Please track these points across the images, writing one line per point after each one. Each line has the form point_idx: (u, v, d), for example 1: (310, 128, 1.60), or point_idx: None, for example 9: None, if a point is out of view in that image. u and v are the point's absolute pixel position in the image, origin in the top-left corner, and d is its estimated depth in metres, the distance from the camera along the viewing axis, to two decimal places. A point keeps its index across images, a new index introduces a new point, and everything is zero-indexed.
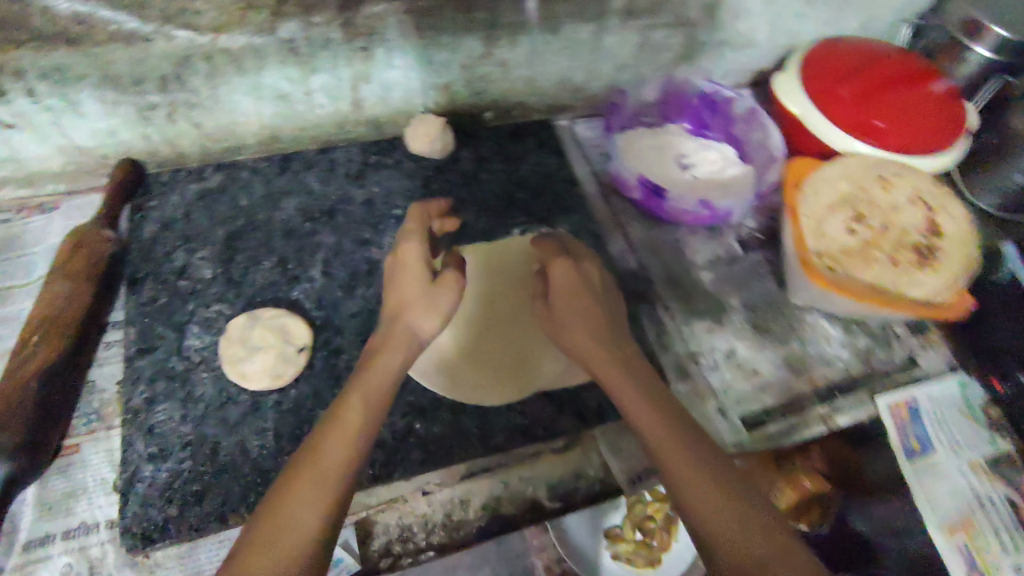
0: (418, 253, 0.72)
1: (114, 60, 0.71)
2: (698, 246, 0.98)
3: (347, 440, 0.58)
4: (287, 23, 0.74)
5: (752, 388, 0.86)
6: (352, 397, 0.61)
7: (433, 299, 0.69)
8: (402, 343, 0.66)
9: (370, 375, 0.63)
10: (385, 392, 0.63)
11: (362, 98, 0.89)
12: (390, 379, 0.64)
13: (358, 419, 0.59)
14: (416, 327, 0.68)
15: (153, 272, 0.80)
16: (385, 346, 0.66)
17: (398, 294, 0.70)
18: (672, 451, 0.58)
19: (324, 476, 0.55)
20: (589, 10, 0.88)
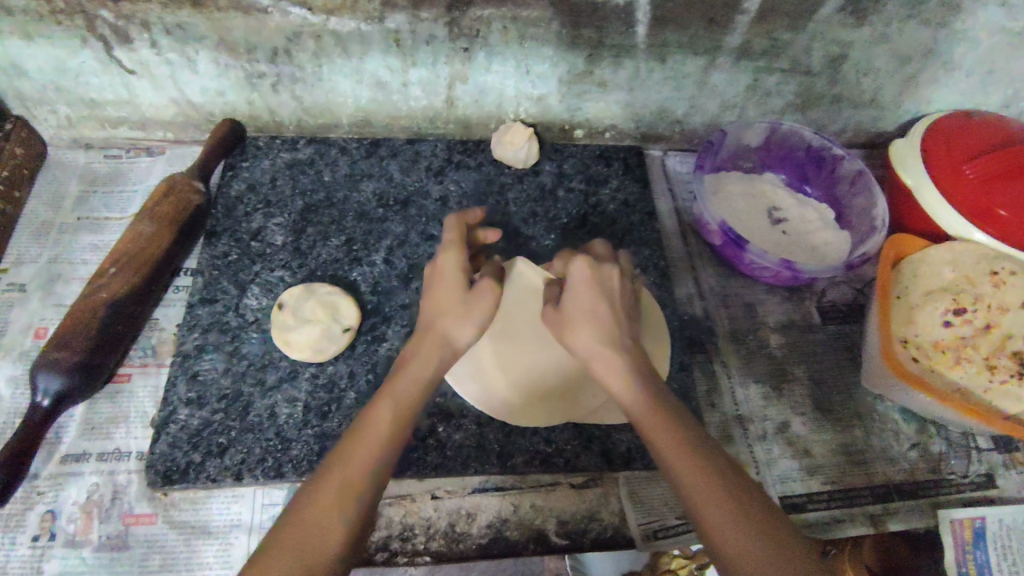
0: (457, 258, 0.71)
1: (233, 26, 0.77)
2: (772, 306, 0.91)
3: (374, 447, 0.56)
4: (395, 14, 0.77)
5: (798, 468, 0.80)
6: (381, 403, 0.60)
7: (472, 309, 0.67)
8: (434, 350, 0.65)
9: (398, 383, 0.62)
10: (414, 401, 0.62)
11: (456, 96, 0.91)
12: (421, 387, 0.63)
13: (385, 427, 0.58)
14: (452, 335, 0.66)
15: (231, 228, 0.84)
16: (418, 351, 0.65)
17: (436, 299, 0.69)
18: (721, 524, 0.51)
19: (348, 483, 0.54)
20: (700, 44, 0.85)
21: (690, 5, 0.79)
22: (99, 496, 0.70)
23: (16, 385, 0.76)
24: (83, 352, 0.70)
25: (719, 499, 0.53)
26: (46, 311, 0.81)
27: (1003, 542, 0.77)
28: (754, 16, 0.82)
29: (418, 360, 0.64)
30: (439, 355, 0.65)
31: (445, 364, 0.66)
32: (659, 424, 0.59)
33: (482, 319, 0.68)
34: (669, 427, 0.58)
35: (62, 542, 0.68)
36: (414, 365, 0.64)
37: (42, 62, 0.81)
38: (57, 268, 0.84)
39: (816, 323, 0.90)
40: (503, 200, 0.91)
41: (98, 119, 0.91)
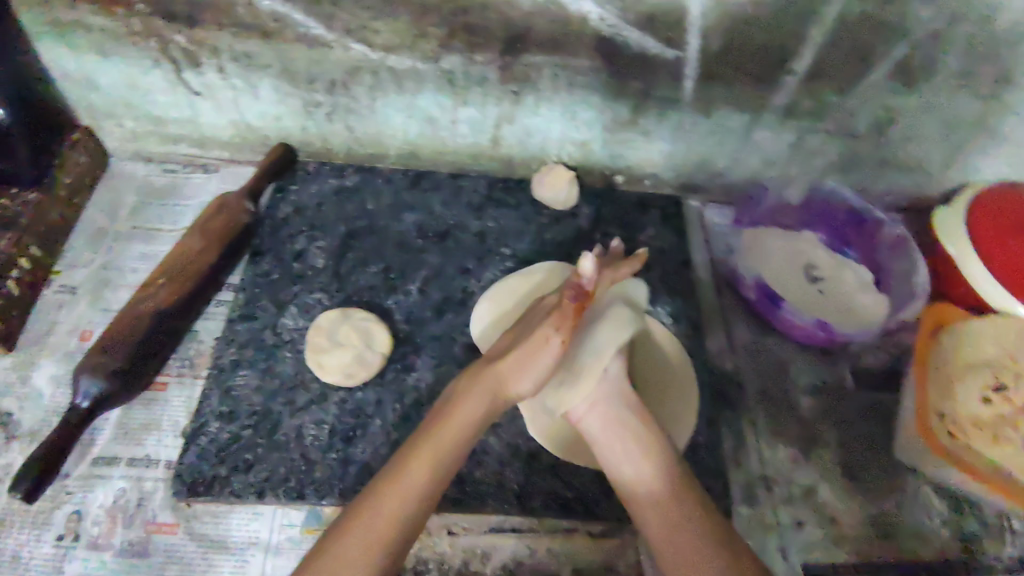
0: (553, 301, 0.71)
1: (296, 57, 0.82)
2: (804, 366, 0.90)
3: (405, 506, 0.58)
4: (450, 55, 0.81)
5: (825, 536, 0.78)
6: (423, 453, 0.62)
7: (528, 364, 0.68)
8: (486, 390, 0.68)
9: (441, 432, 0.64)
10: (457, 444, 0.64)
11: (502, 136, 0.93)
12: (465, 437, 0.65)
13: (418, 484, 0.60)
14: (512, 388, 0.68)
15: (275, 249, 0.87)
16: (473, 389, 0.67)
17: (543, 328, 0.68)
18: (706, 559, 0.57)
19: (368, 551, 0.55)
20: (746, 100, 0.86)
21: (736, 62, 0.81)
22: (125, 501, 0.71)
23: (58, 385, 0.79)
24: (125, 357, 0.72)
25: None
26: (93, 315, 0.84)
27: None
28: (800, 77, 0.83)
29: (471, 398, 0.67)
30: (482, 398, 0.67)
31: (494, 404, 0.68)
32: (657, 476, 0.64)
33: (539, 374, 0.68)
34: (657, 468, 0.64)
35: (85, 543, 0.69)
36: (463, 406, 0.66)
37: (116, 78, 0.87)
38: (107, 274, 0.87)
39: (850, 387, 0.89)
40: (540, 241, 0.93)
41: (160, 135, 0.95)
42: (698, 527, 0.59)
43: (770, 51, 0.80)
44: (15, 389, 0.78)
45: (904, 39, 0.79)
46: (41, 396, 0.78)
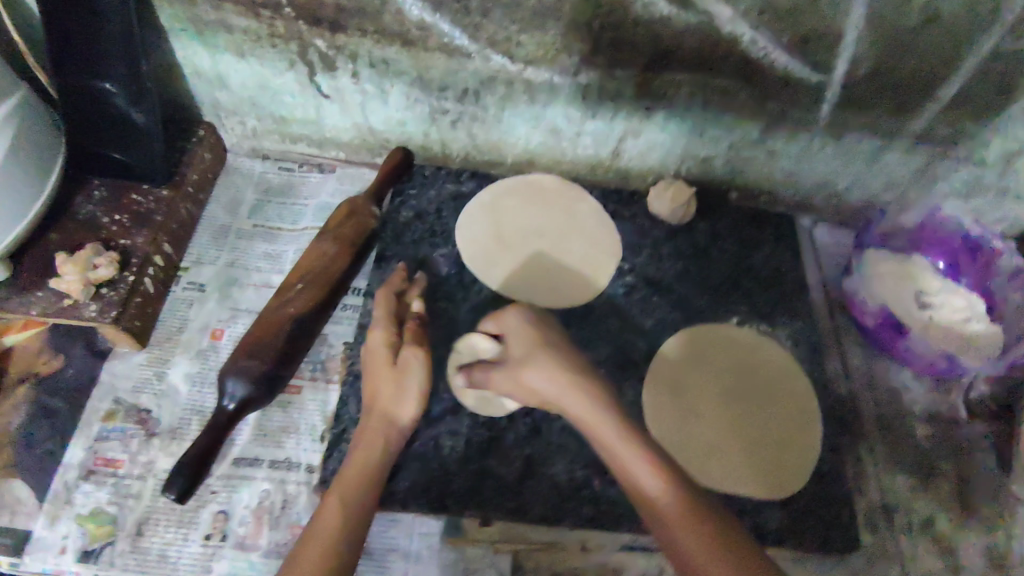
0: (383, 336, 0.74)
1: (433, 65, 0.81)
2: (917, 394, 0.90)
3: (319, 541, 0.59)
4: (590, 70, 0.80)
5: (942, 567, 0.79)
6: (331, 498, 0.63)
7: (406, 385, 0.71)
8: (378, 431, 0.69)
9: (346, 477, 0.65)
10: (362, 484, 0.65)
11: (623, 149, 0.93)
12: (365, 474, 0.66)
13: (332, 520, 0.60)
14: (395, 414, 0.70)
15: (400, 255, 0.88)
16: (362, 439, 0.68)
17: (384, 352, 0.73)
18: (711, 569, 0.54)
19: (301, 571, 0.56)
20: (881, 125, 0.85)
21: (881, 88, 0.80)
22: (270, 503, 0.73)
23: (194, 383, 0.80)
24: (269, 360, 0.74)
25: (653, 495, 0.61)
26: (223, 314, 0.85)
27: None
28: (942, 107, 0.82)
29: (362, 448, 0.68)
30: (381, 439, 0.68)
31: (391, 446, 0.69)
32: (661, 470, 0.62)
33: (417, 393, 0.71)
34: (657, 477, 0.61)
35: (232, 544, 0.71)
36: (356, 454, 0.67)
37: (246, 79, 0.86)
38: (233, 273, 0.88)
39: (964, 419, 0.88)
40: (657, 256, 0.93)
41: (279, 134, 0.95)
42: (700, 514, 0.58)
43: (917, 79, 0.79)
44: (152, 385, 0.79)
45: None
46: (178, 393, 0.79)
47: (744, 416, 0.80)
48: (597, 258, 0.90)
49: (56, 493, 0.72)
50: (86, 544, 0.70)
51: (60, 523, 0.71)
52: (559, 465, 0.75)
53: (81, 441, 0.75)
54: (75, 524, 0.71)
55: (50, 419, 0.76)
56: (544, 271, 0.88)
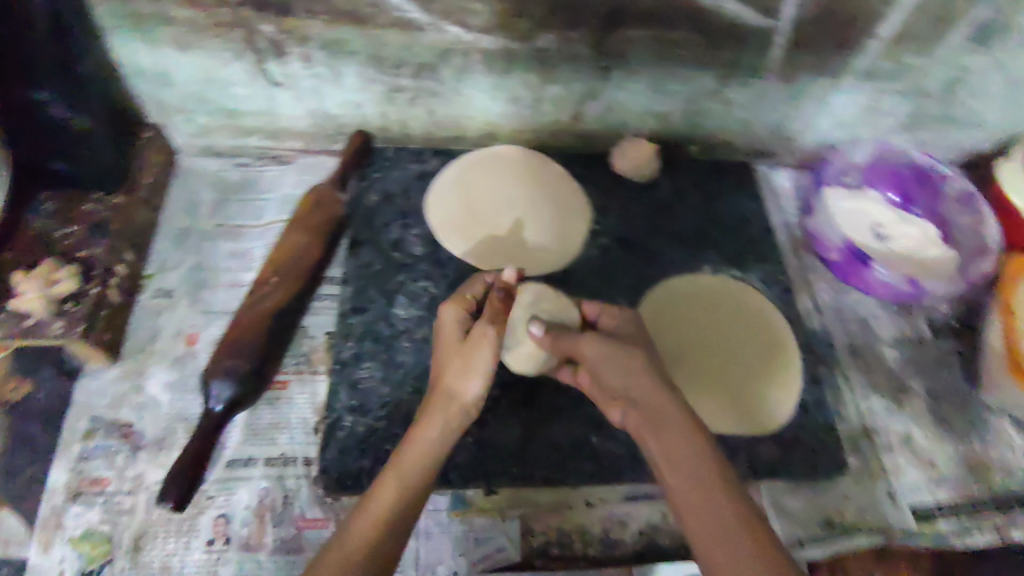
0: (455, 312, 0.69)
1: (387, 42, 0.80)
2: (884, 321, 0.94)
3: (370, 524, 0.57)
4: (546, 34, 0.80)
5: (926, 479, 0.82)
6: (387, 479, 0.60)
7: (471, 364, 0.64)
8: (442, 411, 0.64)
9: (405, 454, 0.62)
10: (423, 466, 0.61)
11: (584, 112, 0.93)
12: (425, 454, 0.62)
13: (384, 504, 0.59)
14: (459, 392, 0.65)
15: (373, 239, 0.86)
16: (427, 415, 0.64)
17: (452, 333, 0.69)
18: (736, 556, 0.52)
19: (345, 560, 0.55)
20: (829, 65, 0.88)
21: (826, 29, 0.83)
22: (270, 500, 0.71)
23: (175, 391, 0.77)
24: (253, 359, 0.72)
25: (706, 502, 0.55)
26: (195, 318, 0.82)
27: None
28: (885, 42, 0.85)
29: (427, 425, 0.63)
30: (443, 418, 0.64)
31: (453, 426, 0.64)
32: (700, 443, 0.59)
33: (484, 370, 0.64)
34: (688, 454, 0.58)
35: (236, 546, 0.69)
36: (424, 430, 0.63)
37: (191, 73, 0.83)
38: (200, 275, 0.86)
39: (930, 341, 0.93)
40: (626, 215, 0.94)
41: (232, 128, 0.92)
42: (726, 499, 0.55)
43: (858, 17, 0.81)
44: (130, 399, 0.76)
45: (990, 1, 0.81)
46: (159, 403, 0.76)
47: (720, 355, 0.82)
48: (566, 223, 0.91)
49: (45, 518, 0.70)
50: (84, 566, 0.67)
51: (53, 548, 0.68)
52: (557, 427, 0.76)
53: (63, 463, 0.73)
54: (70, 548, 0.68)
55: (29, 444, 0.74)
56: (514, 241, 0.87)
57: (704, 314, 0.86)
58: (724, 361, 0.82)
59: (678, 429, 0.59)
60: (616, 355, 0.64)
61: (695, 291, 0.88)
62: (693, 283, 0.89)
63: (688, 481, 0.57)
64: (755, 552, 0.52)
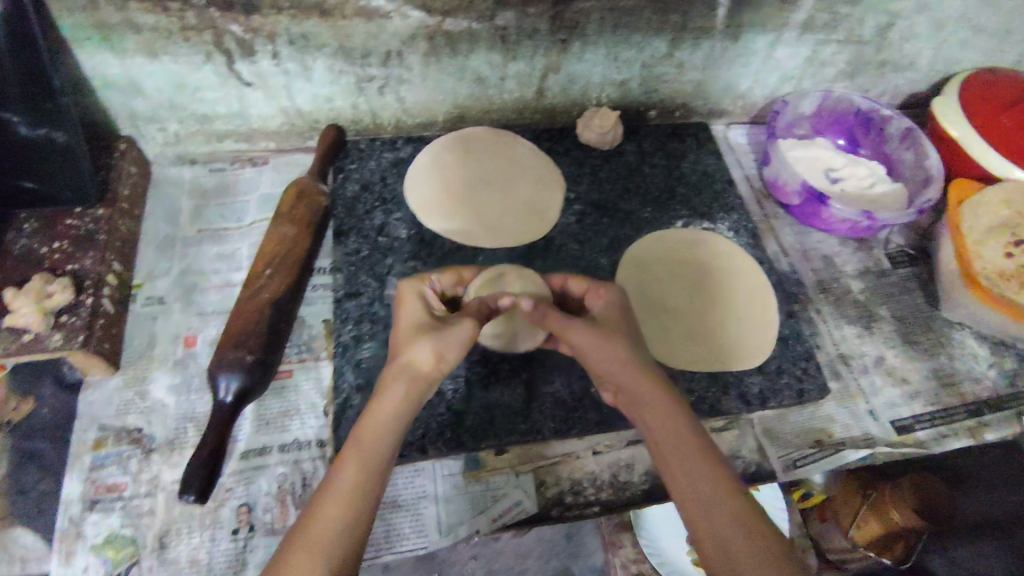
0: (413, 298, 0.71)
1: (353, 32, 0.83)
2: (847, 256, 1.01)
3: (335, 504, 0.56)
4: (505, 12, 0.84)
5: (901, 394, 0.89)
6: (346, 455, 0.59)
7: (445, 343, 0.65)
8: (399, 383, 0.63)
9: (365, 431, 0.60)
10: (378, 444, 0.60)
11: (547, 87, 0.97)
12: (384, 427, 0.61)
13: (347, 485, 0.57)
14: (413, 363, 0.64)
15: (357, 226, 0.88)
16: (383, 390, 0.63)
17: (411, 312, 0.69)
18: (712, 519, 0.56)
19: (318, 543, 0.54)
20: (771, 21, 0.93)
21: None
22: (290, 484, 0.73)
23: (180, 393, 0.78)
24: (257, 348, 0.74)
25: (683, 465, 0.60)
26: (191, 321, 0.83)
27: None
28: None
29: (381, 398, 0.63)
30: (405, 388, 0.63)
31: (413, 397, 0.63)
32: (681, 419, 0.63)
33: (457, 344, 0.65)
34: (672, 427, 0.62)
35: (262, 532, 0.71)
36: (379, 401, 0.63)
37: (162, 80, 0.84)
38: (190, 280, 0.86)
39: (889, 269, 1.00)
40: (597, 182, 0.98)
41: (205, 134, 0.94)
42: (707, 469, 0.59)
43: None
44: (135, 405, 0.77)
45: None
46: (166, 406, 0.77)
47: (696, 310, 0.87)
48: (542, 195, 0.95)
49: (64, 530, 0.70)
50: (111, 570, 0.68)
51: (76, 558, 0.68)
52: (557, 382, 0.79)
53: (76, 475, 0.73)
54: (93, 555, 0.69)
55: (37, 461, 0.75)
56: (495, 216, 0.91)
57: (678, 269, 0.90)
58: (703, 306, 0.87)
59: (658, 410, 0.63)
60: (603, 341, 0.67)
61: (664, 250, 0.92)
62: (663, 240, 0.93)
63: (670, 440, 0.61)
64: (732, 518, 0.56)
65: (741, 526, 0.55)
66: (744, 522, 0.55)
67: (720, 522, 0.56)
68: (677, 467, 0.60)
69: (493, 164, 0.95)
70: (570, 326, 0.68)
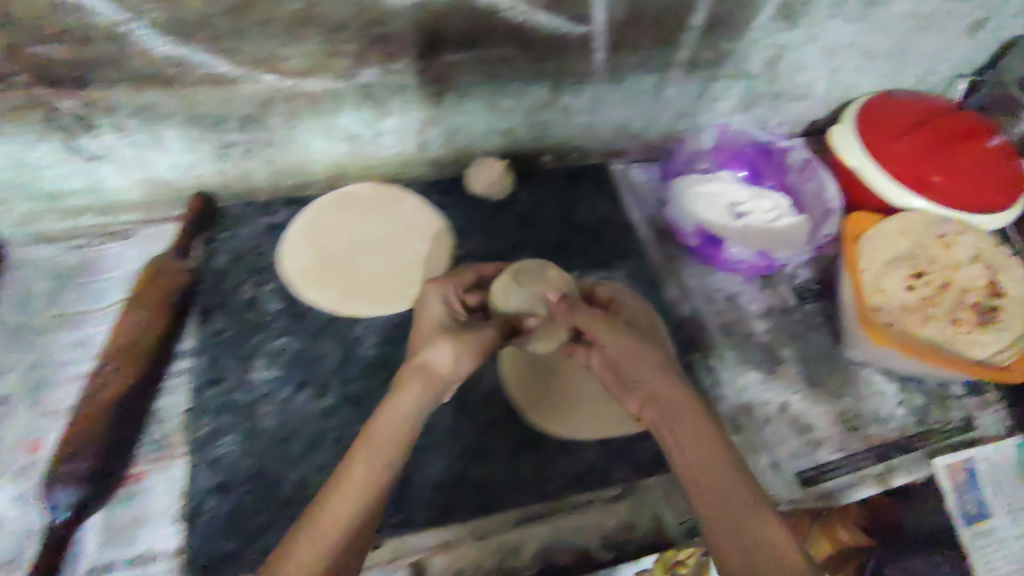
0: (439, 289, 0.67)
1: (202, 100, 0.77)
2: (751, 295, 0.98)
3: (346, 499, 0.55)
4: (366, 70, 0.79)
5: (805, 442, 0.86)
6: (358, 452, 0.57)
7: (465, 348, 0.61)
8: (418, 379, 0.60)
9: (378, 424, 0.58)
10: (395, 439, 0.58)
11: (428, 139, 0.92)
12: (395, 426, 0.58)
13: (361, 479, 0.56)
14: (432, 359, 0.60)
15: (223, 303, 0.83)
16: (401, 384, 0.60)
17: (435, 305, 0.66)
18: (736, 521, 0.53)
19: (325, 536, 0.54)
20: (654, 61, 0.90)
21: (641, 27, 0.84)
22: None
23: (20, 505, 0.72)
24: (93, 457, 0.68)
25: (707, 462, 0.57)
26: (34, 423, 0.76)
27: (991, 477, 0.86)
28: (699, 32, 0.88)
29: (404, 390, 0.60)
30: (422, 389, 0.59)
31: (430, 396, 0.60)
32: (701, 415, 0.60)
33: (472, 352, 0.62)
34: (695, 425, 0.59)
35: None
36: (394, 400, 0.59)
37: None
38: (39, 373, 0.80)
39: (794, 306, 0.97)
40: (488, 235, 0.94)
41: (59, 212, 0.87)
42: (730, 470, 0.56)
43: (671, 14, 0.83)
44: None
45: None
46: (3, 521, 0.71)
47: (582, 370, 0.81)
48: (426, 253, 0.90)
49: None
50: None
51: None
52: (432, 464, 0.75)
53: None
54: None
55: None
56: (375, 283, 0.86)
57: None
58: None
59: (695, 419, 0.60)
60: (633, 347, 0.64)
61: None
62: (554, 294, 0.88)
63: (696, 437, 0.58)
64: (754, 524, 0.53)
65: (760, 534, 0.53)
66: (763, 527, 0.53)
67: (742, 526, 0.53)
68: (703, 462, 0.57)
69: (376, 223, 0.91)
70: (602, 327, 0.65)
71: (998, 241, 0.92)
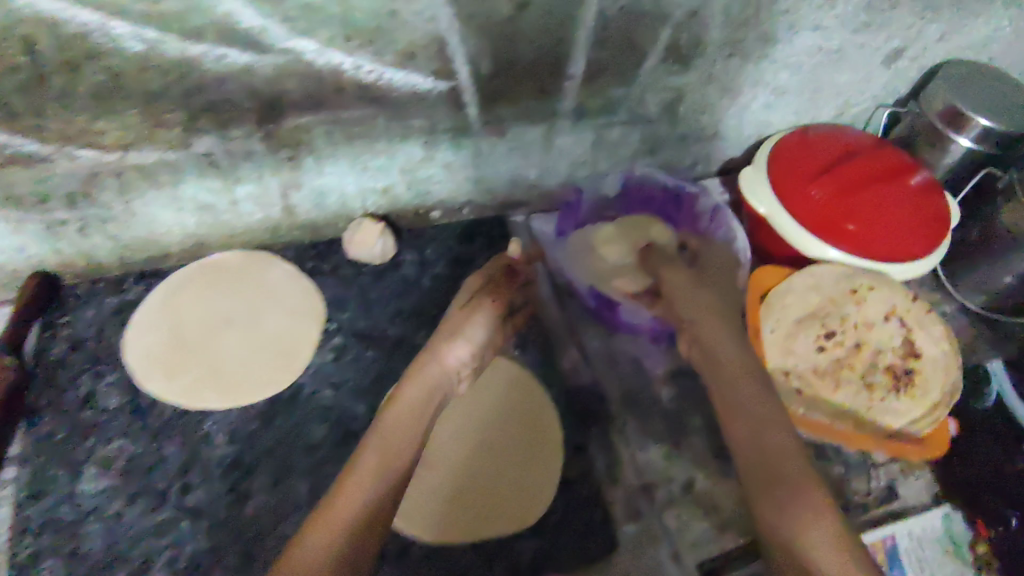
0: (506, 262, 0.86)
1: (15, 181, 0.69)
2: (656, 356, 0.90)
3: (367, 478, 0.63)
4: (201, 138, 0.71)
5: (710, 528, 0.77)
6: (372, 440, 0.67)
7: (467, 330, 0.78)
8: (424, 383, 0.73)
9: (395, 412, 0.69)
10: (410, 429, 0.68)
11: (294, 204, 0.84)
12: (416, 414, 0.70)
13: (371, 466, 0.64)
14: (444, 355, 0.75)
15: (55, 402, 0.76)
16: (411, 379, 0.73)
17: (475, 290, 0.83)
18: (781, 475, 0.65)
19: (338, 524, 0.59)
20: (536, 112, 0.83)
21: (515, 79, 0.77)
22: None
23: None
24: None
25: (760, 425, 0.69)
26: None
27: (914, 556, 0.78)
28: (580, 81, 0.80)
29: (415, 383, 0.72)
30: (423, 388, 0.72)
31: (436, 395, 0.73)
32: (756, 385, 0.72)
33: (472, 335, 0.78)
34: (756, 393, 0.71)
35: None
36: (407, 389, 0.72)
37: None
38: None
39: None
40: (366, 304, 0.86)
41: None
42: (777, 435, 0.68)
43: (544, 62, 0.76)
44: None
45: (668, 24, 0.76)
46: None
47: (469, 461, 0.79)
48: (291, 332, 0.81)
49: None
50: None
51: None
52: None
53: None
54: None
55: None
56: (230, 369, 0.78)
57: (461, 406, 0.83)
58: (492, 455, 0.80)
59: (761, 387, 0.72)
60: (698, 290, 0.82)
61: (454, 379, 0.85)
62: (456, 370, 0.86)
63: (756, 400, 0.71)
64: (805, 486, 0.64)
65: (807, 496, 0.63)
66: (804, 489, 0.64)
67: (798, 483, 0.64)
68: (756, 421, 0.69)
69: (242, 298, 0.83)
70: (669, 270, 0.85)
71: (913, 295, 0.85)
